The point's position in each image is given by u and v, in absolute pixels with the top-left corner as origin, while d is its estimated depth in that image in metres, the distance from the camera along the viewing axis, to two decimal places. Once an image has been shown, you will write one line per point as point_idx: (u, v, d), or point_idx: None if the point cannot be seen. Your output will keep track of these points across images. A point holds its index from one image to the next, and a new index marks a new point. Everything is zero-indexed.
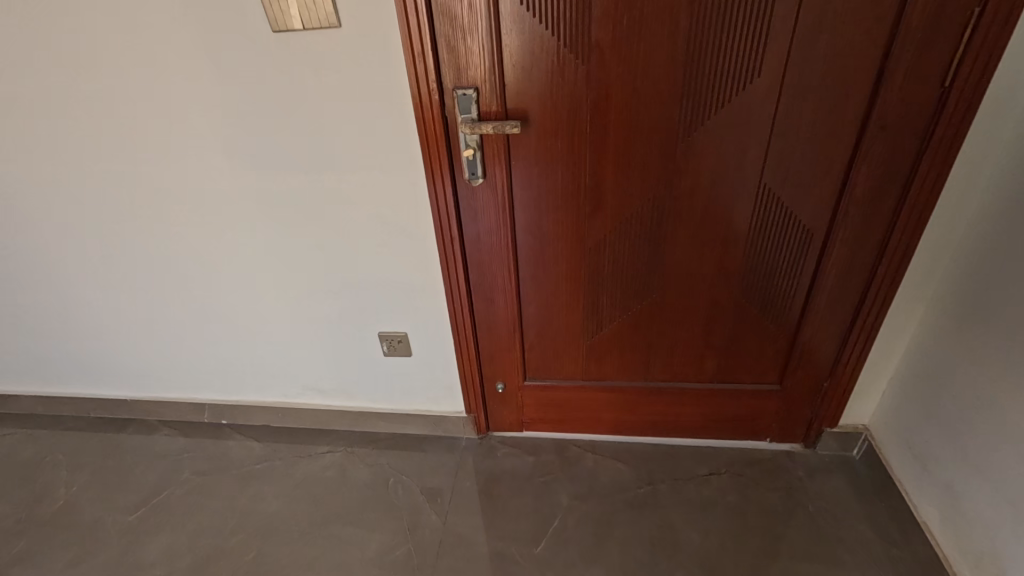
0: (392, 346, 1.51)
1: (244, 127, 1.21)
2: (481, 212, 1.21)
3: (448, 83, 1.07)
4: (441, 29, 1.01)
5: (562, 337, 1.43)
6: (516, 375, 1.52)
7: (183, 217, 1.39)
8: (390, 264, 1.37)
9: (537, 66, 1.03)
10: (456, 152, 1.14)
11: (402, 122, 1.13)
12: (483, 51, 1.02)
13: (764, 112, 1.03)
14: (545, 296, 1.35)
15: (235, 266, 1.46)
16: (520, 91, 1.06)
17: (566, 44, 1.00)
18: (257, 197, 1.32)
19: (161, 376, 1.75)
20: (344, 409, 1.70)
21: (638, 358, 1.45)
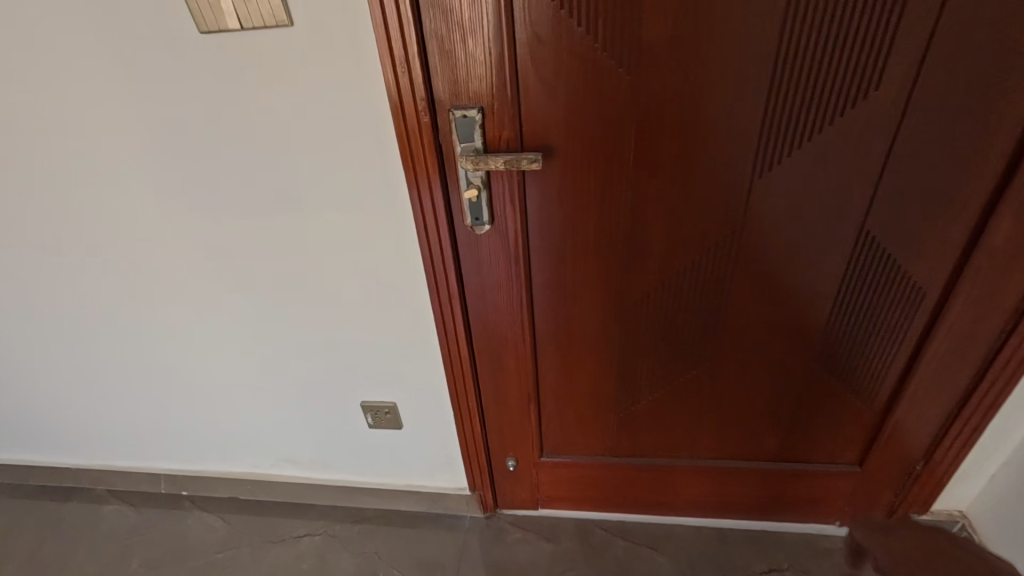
0: (378, 418, 1.25)
1: (178, 161, 0.93)
2: (489, 265, 0.94)
3: (443, 101, 0.78)
4: (431, 28, 0.72)
5: (589, 408, 1.15)
6: (530, 450, 1.25)
7: (115, 269, 1.12)
8: (374, 323, 1.10)
9: (565, 79, 0.75)
10: (454, 190, 0.86)
11: (383, 154, 0.86)
12: (491, 58, 0.73)
13: (877, 138, 0.75)
14: (569, 364, 1.08)
15: (184, 324, 1.19)
16: (542, 112, 0.78)
17: (606, 49, 0.72)
18: (204, 244, 1.05)
19: (109, 443, 1.49)
20: (324, 482, 1.44)
21: (682, 433, 1.17)
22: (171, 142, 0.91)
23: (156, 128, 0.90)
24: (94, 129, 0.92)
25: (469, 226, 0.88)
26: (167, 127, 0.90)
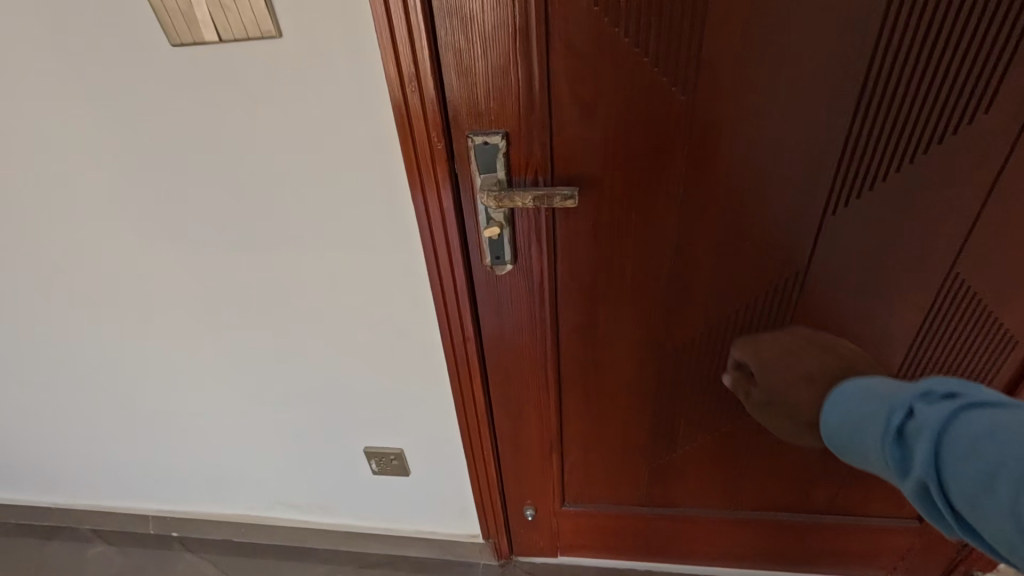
0: (383, 464, 1.16)
1: (152, 189, 0.81)
2: (510, 307, 0.82)
3: (460, 125, 0.66)
4: (448, 40, 0.60)
5: (618, 457, 1.03)
6: (551, 499, 1.13)
7: (90, 305, 1.00)
8: (380, 363, 0.99)
9: (608, 100, 0.63)
10: (471, 226, 0.74)
11: (389, 185, 0.74)
12: (520, 75, 0.61)
13: (975, 168, 0.64)
14: (597, 411, 0.96)
15: (169, 363, 1.07)
16: (578, 138, 0.66)
17: (659, 65, 0.60)
18: (186, 280, 0.93)
19: (92, 482, 1.37)
20: (325, 525, 1.33)
21: (721, 483, 1.05)
22: (141, 169, 0.79)
23: (124, 154, 0.77)
24: (54, 155, 0.80)
25: (488, 265, 0.76)
26: (137, 153, 0.77)
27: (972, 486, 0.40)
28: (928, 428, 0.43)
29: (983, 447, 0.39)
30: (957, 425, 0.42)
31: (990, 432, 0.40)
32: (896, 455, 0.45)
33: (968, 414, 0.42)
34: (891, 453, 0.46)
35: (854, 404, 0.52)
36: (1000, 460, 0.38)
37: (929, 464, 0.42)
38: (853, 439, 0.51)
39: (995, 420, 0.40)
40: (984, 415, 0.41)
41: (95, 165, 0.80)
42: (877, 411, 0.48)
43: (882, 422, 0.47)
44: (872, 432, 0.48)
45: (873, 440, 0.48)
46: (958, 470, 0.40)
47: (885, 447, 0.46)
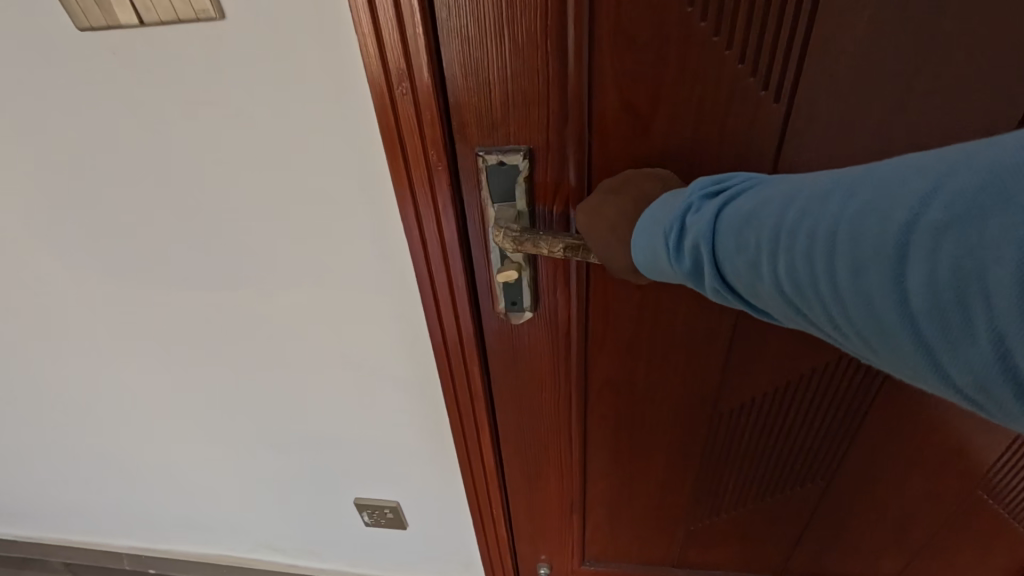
0: (377, 517, 1.02)
1: (80, 214, 0.64)
2: (527, 358, 0.67)
3: (468, 139, 0.49)
4: (454, 25, 0.44)
5: (650, 520, 0.88)
6: (567, 557, 0.98)
7: (31, 340, 0.85)
8: (372, 410, 0.84)
9: (669, 106, 0.46)
10: (481, 266, 0.58)
11: (377, 215, 0.58)
12: (551, 73, 0.45)
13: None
14: (626, 471, 0.81)
15: (131, 402, 0.92)
16: (626, 157, 0.50)
17: (746, 62, 0.44)
18: (135, 318, 0.77)
19: (58, 517, 1.24)
20: (315, 569, 1.20)
21: (768, 549, 0.90)
22: (60, 193, 0.62)
23: (37, 174, 0.60)
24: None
25: (502, 312, 0.61)
26: (53, 173, 0.60)
27: (749, 277, 0.32)
28: (698, 236, 0.34)
29: (742, 234, 0.32)
30: (721, 219, 0.34)
31: (745, 216, 0.32)
32: (675, 263, 0.37)
33: (727, 206, 0.34)
34: (671, 263, 0.37)
35: (646, 238, 0.39)
36: (761, 242, 0.31)
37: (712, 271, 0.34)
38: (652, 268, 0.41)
39: (747, 201, 0.33)
40: (740, 201, 0.33)
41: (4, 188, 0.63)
42: (658, 231, 0.38)
43: (660, 244, 0.38)
44: (656, 258, 0.38)
45: (656, 258, 0.39)
46: (731, 262, 0.33)
47: (666, 262, 0.37)
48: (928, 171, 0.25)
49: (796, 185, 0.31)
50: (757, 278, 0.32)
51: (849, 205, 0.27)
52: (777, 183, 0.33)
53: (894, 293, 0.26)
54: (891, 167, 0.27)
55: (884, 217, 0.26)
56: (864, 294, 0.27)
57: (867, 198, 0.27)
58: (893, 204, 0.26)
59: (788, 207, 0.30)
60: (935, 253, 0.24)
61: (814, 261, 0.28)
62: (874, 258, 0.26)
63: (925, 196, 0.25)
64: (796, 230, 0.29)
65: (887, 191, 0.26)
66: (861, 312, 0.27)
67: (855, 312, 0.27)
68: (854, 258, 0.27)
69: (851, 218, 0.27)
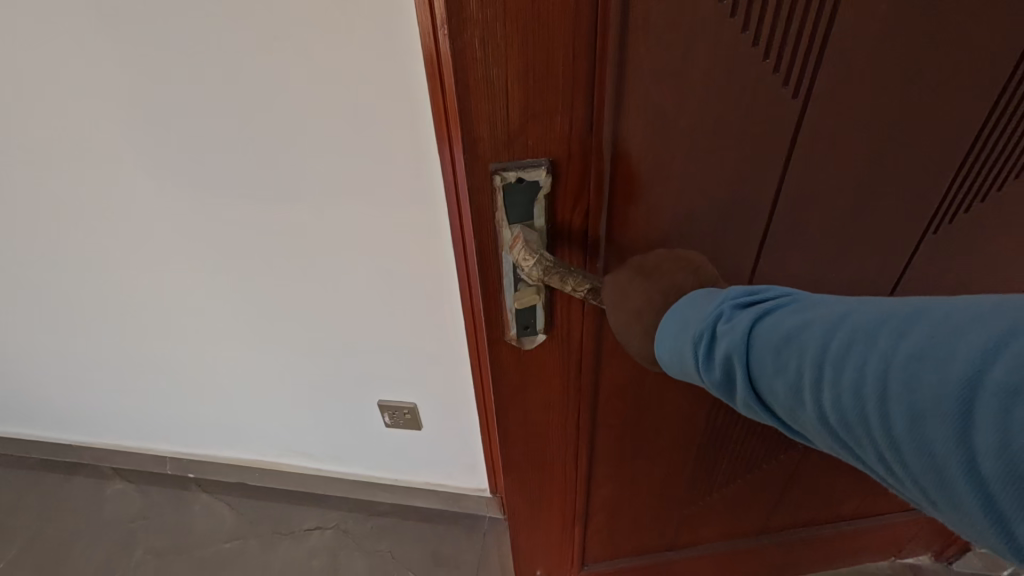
0: (397, 418, 1.17)
1: (182, 138, 0.79)
2: (539, 364, 0.73)
3: (485, 160, 0.51)
4: (471, 34, 0.43)
5: (647, 503, 1.04)
6: (567, 536, 1.08)
7: (118, 254, 1.00)
8: (398, 322, 1.01)
9: (691, 124, 0.51)
10: (492, 291, 0.62)
11: (415, 133, 0.74)
12: (581, 88, 0.47)
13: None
14: (622, 470, 0.96)
15: (192, 312, 1.08)
16: (647, 169, 0.54)
17: (768, 60, 0.48)
18: (210, 230, 0.92)
19: (112, 422, 1.39)
20: (336, 476, 1.36)
21: (741, 512, 1.11)
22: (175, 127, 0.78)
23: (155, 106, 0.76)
24: (74, 93, 0.77)
25: (513, 335, 0.67)
26: (170, 109, 0.76)
27: (789, 398, 0.37)
28: (732, 352, 0.39)
29: (781, 354, 0.37)
30: (755, 335, 0.39)
31: (783, 336, 0.37)
32: (704, 372, 0.42)
33: (760, 318, 0.39)
34: (699, 370, 0.42)
35: (671, 341, 0.45)
36: (802, 372, 0.36)
37: (746, 382, 0.39)
38: (681, 369, 0.45)
39: (784, 320, 0.38)
40: (776, 317, 0.39)
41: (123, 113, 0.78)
42: (686, 334, 0.43)
43: (689, 353, 0.43)
44: (682, 355, 0.44)
45: (683, 360, 0.44)
46: (765, 378, 0.38)
47: (695, 365, 0.42)
48: (987, 324, 0.30)
49: (834, 314, 0.36)
50: (798, 404, 0.36)
51: (901, 349, 0.32)
52: (812, 307, 0.38)
53: (956, 451, 0.29)
54: (945, 312, 0.32)
55: (936, 370, 0.30)
56: (920, 441, 0.31)
57: (914, 346, 0.31)
58: (948, 359, 0.30)
59: (828, 341, 0.35)
60: (1004, 422, 0.27)
61: (854, 396, 0.33)
62: (931, 411, 0.30)
63: (981, 354, 0.29)
64: (838, 366, 0.34)
65: (937, 346, 0.31)
66: (922, 463, 0.31)
67: (909, 457, 0.31)
68: (907, 405, 0.31)
69: (899, 364, 0.32)
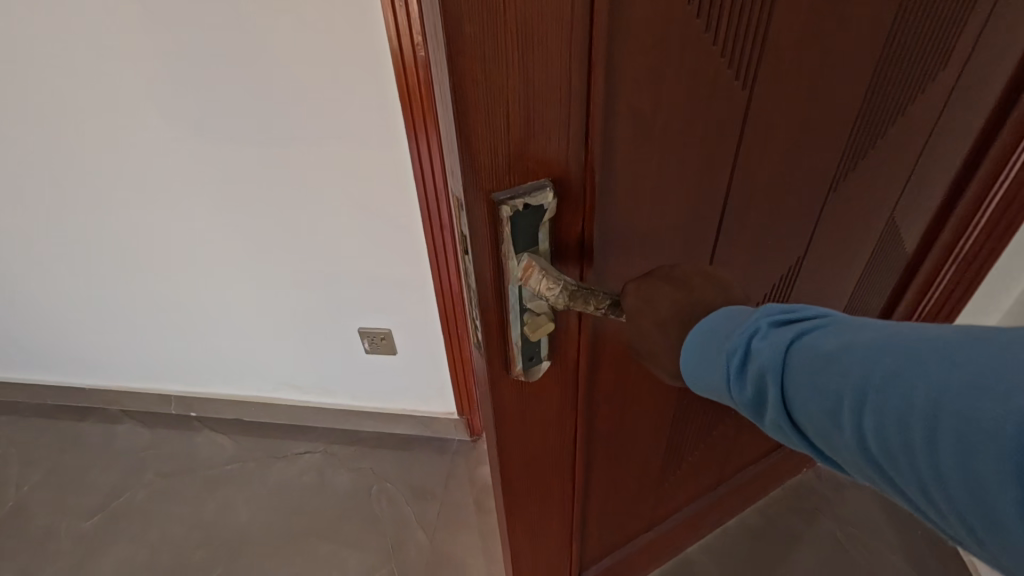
0: (374, 343, 1.36)
1: (193, 85, 0.99)
2: (537, 404, 0.63)
3: (481, 187, 0.42)
4: (467, 48, 0.35)
5: (632, 496, 1.01)
6: (565, 565, 0.99)
7: (133, 198, 1.18)
8: (373, 256, 1.19)
9: (672, 126, 0.48)
10: (493, 330, 0.51)
11: (378, 80, 0.95)
12: (573, 96, 0.41)
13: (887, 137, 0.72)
14: (612, 474, 0.91)
15: (194, 251, 1.25)
16: (629, 177, 0.50)
17: (727, 56, 0.47)
18: (213, 172, 1.10)
19: (122, 365, 1.57)
20: (324, 407, 1.54)
21: (706, 473, 1.18)
22: (186, 77, 0.98)
23: (173, 60, 0.96)
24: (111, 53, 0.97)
25: (519, 374, 0.55)
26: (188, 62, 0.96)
27: (823, 423, 0.32)
28: (765, 369, 0.34)
29: (817, 377, 0.32)
30: (790, 354, 0.34)
31: (821, 357, 0.32)
32: (735, 389, 0.37)
33: (797, 336, 0.34)
34: (731, 389, 0.37)
35: (694, 351, 0.41)
36: (838, 394, 0.30)
37: (778, 406, 0.34)
38: (706, 383, 0.40)
39: (823, 339, 0.33)
40: (816, 336, 0.33)
41: (147, 70, 0.98)
42: (716, 348, 0.39)
43: (720, 369, 0.38)
44: (711, 374, 0.39)
45: (710, 374, 0.39)
46: (799, 402, 0.33)
47: (726, 382, 0.38)
48: None
49: (880, 335, 0.31)
50: (834, 429, 0.31)
51: (951, 379, 0.26)
52: (858, 325, 0.33)
53: (1013, 496, 0.24)
54: (1012, 338, 0.26)
55: (995, 402, 0.25)
56: (968, 479, 0.25)
57: (971, 371, 0.26)
58: (1008, 390, 0.24)
59: (870, 362, 0.30)
60: None
61: (897, 423, 0.28)
62: (983, 444, 0.25)
63: None
64: (882, 390, 0.29)
65: (993, 371, 0.25)
66: (967, 500, 0.26)
67: (956, 495, 0.26)
68: (955, 439, 0.26)
69: (949, 390, 0.26)
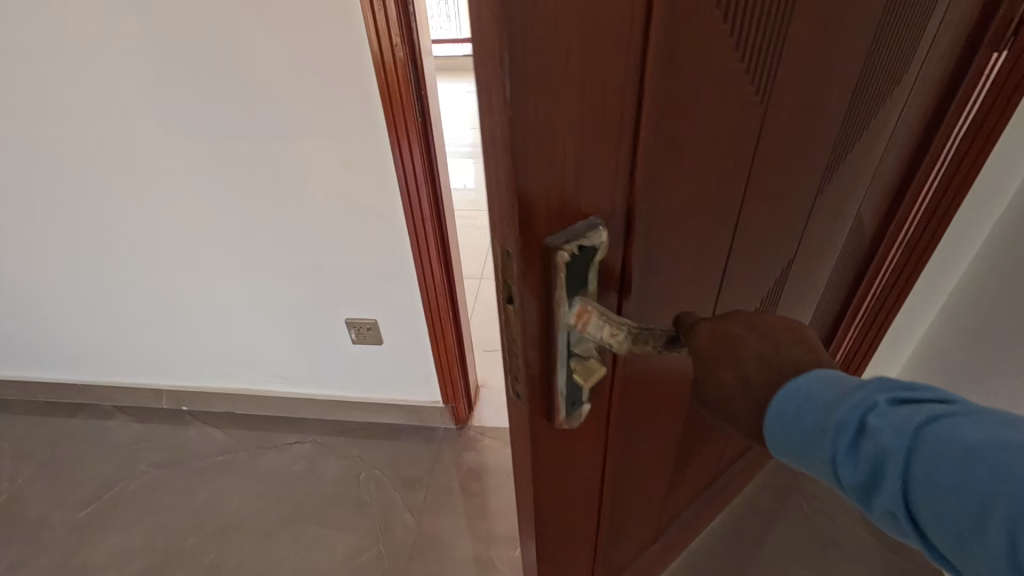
0: (360, 334, 1.41)
1: (184, 84, 1.04)
2: (574, 460, 0.57)
3: (535, 234, 0.38)
4: (529, 82, 0.31)
5: (640, 522, 0.96)
6: None
7: (123, 194, 1.22)
8: (358, 249, 1.24)
9: (704, 148, 0.46)
10: (536, 378, 0.45)
11: (359, 79, 1.01)
12: (624, 128, 0.38)
13: (867, 132, 0.75)
14: (627, 507, 0.84)
15: (183, 245, 1.30)
16: (665, 207, 0.46)
17: (753, 72, 0.45)
18: (203, 169, 1.15)
19: (113, 360, 1.61)
20: (313, 398, 1.59)
21: (701, 477, 1.16)
22: (175, 76, 1.03)
23: (165, 61, 1.02)
24: (105, 53, 1.02)
25: (562, 421, 0.49)
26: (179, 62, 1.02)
27: (958, 523, 0.30)
28: (890, 455, 0.33)
29: (959, 474, 0.30)
30: (921, 442, 0.32)
31: (964, 452, 0.30)
32: (847, 468, 0.35)
33: (930, 423, 0.32)
34: (841, 467, 0.36)
35: (792, 416, 0.39)
36: (988, 497, 0.29)
37: (897, 493, 0.33)
38: (803, 454, 0.39)
39: (964, 431, 0.31)
40: (955, 426, 0.32)
41: (140, 70, 1.03)
42: (822, 419, 0.37)
43: (826, 442, 0.36)
44: (810, 446, 0.38)
45: (811, 446, 0.38)
46: (928, 494, 0.32)
47: (833, 458, 0.36)
48: None
49: None
50: (975, 533, 0.30)
51: None
52: (1002, 420, 0.31)
53: None
54: None
55: None
56: None
57: None
58: None
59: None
60: None
61: None
62: None
63: None
64: None
65: None
66: None
67: None
68: None
69: None
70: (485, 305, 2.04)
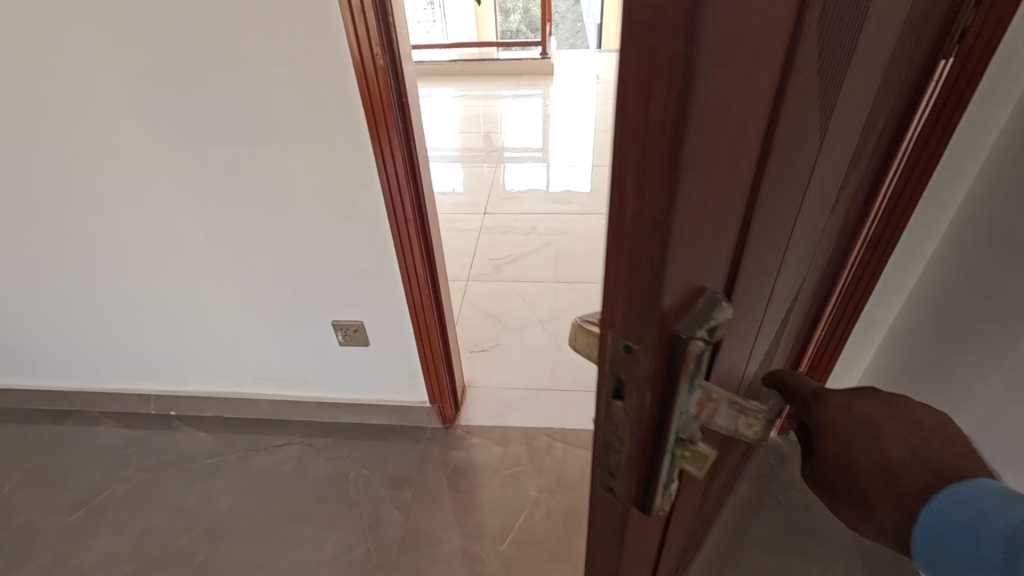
0: (348, 335, 1.43)
1: (171, 93, 1.07)
2: (648, 536, 0.50)
3: (671, 307, 0.31)
4: (697, 122, 0.25)
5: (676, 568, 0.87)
6: None
7: (111, 200, 1.24)
8: (344, 252, 1.27)
9: (783, 183, 0.42)
10: (637, 470, 0.38)
11: (341, 87, 1.03)
12: (741, 168, 0.33)
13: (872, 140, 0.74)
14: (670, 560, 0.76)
15: (171, 250, 1.31)
16: (747, 251, 0.42)
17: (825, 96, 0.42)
18: (189, 174, 1.18)
19: (101, 366, 1.61)
20: (301, 400, 1.61)
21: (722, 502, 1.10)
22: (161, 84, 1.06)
23: (152, 70, 1.04)
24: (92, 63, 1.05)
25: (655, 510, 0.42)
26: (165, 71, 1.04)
27: None
28: None
29: None
30: None
31: None
32: None
33: None
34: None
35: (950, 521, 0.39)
36: None
37: None
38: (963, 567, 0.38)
39: None
40: None
41: (125, 79, 1.06)
42: (985, 529, 0.37)
43: (998, 557, 0.36)
44: (975, 558, 0.37)
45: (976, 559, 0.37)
46: None
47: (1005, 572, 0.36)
48: None
49: None
50: None
51: None
52: None
53: None
54: None
55: None
56: None
57: None
58: None
59: None
60: None
61: None
62: None
63: None
64: None
65: None
66: None
67: None
68: None
69: None
70: (472, 306, 2.07)
